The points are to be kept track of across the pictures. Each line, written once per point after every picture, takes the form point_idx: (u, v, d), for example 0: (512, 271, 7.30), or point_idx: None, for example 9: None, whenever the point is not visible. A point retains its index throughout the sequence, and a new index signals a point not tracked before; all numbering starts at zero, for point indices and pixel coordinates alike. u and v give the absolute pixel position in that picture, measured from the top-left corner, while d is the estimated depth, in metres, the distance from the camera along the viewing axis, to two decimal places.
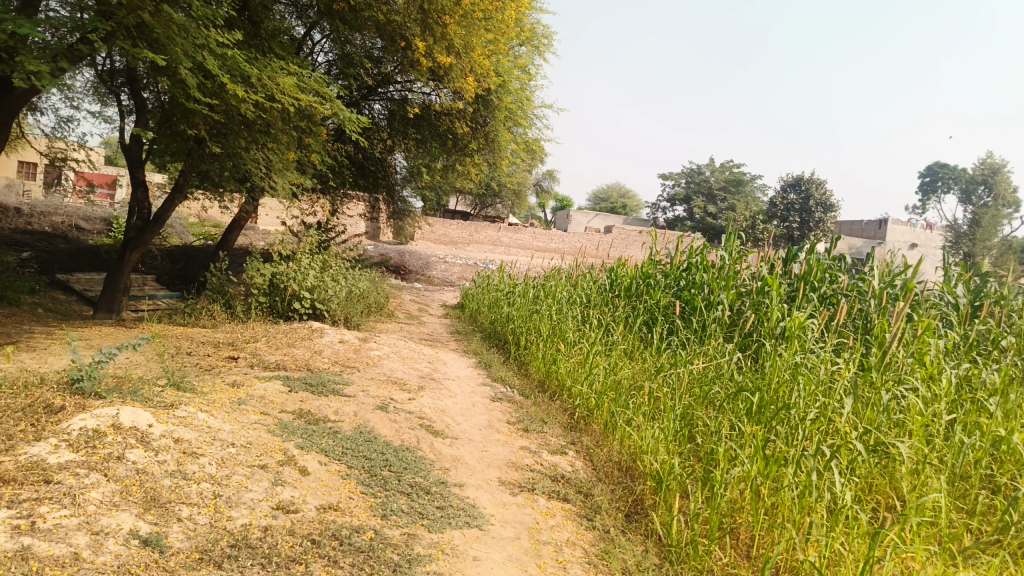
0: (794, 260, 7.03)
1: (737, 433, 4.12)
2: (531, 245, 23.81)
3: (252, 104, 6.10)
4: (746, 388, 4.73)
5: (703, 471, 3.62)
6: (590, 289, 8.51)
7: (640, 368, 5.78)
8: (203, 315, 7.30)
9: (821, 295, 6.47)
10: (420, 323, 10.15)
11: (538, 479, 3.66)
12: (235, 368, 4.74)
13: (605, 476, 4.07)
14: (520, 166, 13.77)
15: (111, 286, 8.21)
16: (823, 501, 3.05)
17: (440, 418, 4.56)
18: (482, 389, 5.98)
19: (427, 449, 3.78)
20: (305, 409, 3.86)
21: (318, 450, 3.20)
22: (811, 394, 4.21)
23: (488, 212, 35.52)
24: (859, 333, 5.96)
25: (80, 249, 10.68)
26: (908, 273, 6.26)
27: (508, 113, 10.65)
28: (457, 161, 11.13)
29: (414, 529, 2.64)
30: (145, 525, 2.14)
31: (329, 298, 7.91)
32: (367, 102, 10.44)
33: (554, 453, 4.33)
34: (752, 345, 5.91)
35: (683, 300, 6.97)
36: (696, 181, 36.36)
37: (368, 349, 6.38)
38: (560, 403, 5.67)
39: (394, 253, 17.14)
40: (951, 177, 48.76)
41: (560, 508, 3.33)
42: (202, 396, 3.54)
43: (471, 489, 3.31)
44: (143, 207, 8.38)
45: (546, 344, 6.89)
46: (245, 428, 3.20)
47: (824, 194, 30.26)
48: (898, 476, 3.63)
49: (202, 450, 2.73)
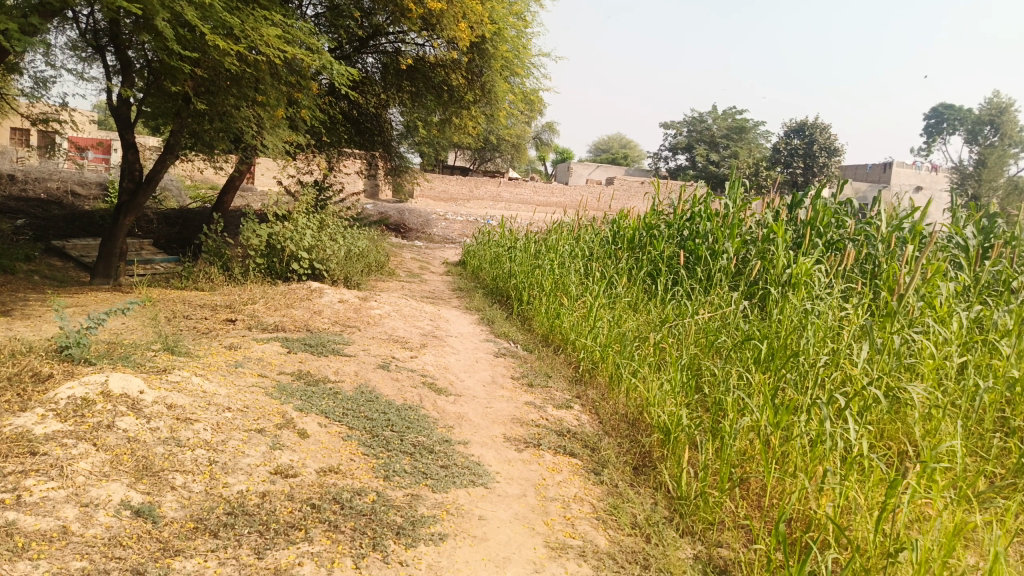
0: (800, 206, 6.87)
1: (746, 383, 4.04)
2: (531, 200, 23.53)
3: (236, 58, 5.89)
4: (753, 337, 4.64)
5: (712, 422, 3.55)
6: (593, 241, 8.37)
7: (644, 320, 5.69)
8: (201, 278, 7.20)
9: (827, 240, 6.35)
10: (421, 281, 10.05)
11: (544, 434, 3.59)
12: (232, 330, 4.67)
13: (612, 429, 4.00)
14: (519, 118, 13.47)
15: (106, 251, 8.09)
16: (836, 449, 2.98)
17: (443, 375, 4.49)
18: (485, 344, 5.91)
19: (430, 407, 3.70)
20: (304, 370, 3.79)
21: (317, 411, 3.12)
22: (821, 341, 4.12)
23: (488, 166, 35.11)
24: (867, 279, 5.84)
25: (76, 215, 10.54)
26: (916, 215, 6.12)
27: (504, 63, 10.34)
28: (454, 115, 10.85)
29: (417, 490, 2.57)
30: (136, 495, 2.07)
31: (328, 257, 7.79)
32: (361, 55, 10.17)
33: (559, 408, 4.26)
34: (758, 293, 5.81)
35: (687, 250, 6.85)
36: (697, 130, 35.77)
37: (368, 308, 6.29)
38: (565, 357, 5.60)
39: (393, 211, 16.94)
40: (957, 118, 47.90)
41: (567, 463, 3.27)
42: (197, 360, 3.46)
43: (476, 447, 3.24)
44: (135, 169, 8.22)
45: (549, 298, 6.79)
46: (241, 391, 3.13)
47: (829, 138, 29.78)
48: (910, 421, 3.55)
49: (196, 416, 2.65)
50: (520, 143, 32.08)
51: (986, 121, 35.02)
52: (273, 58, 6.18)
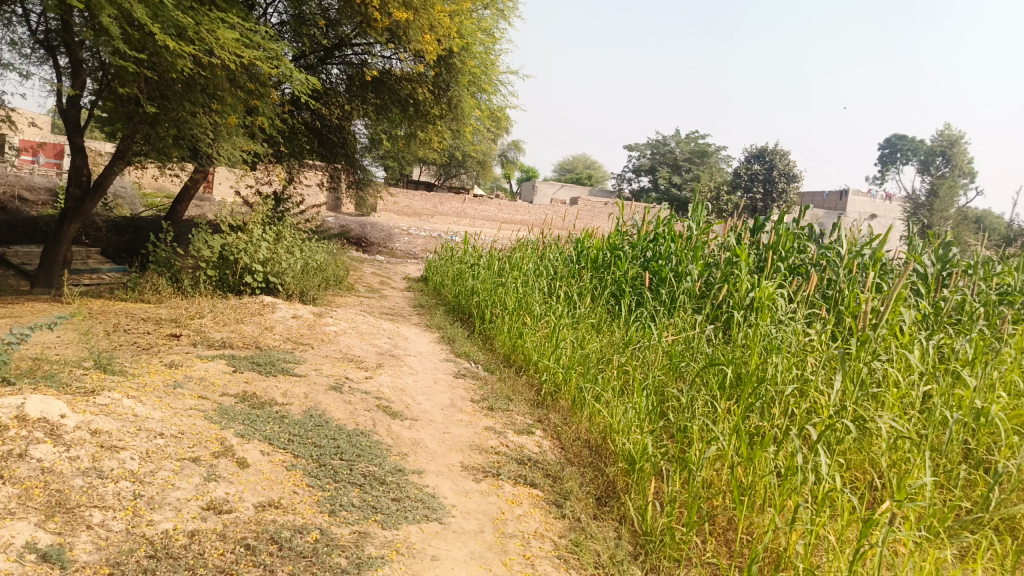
0: (762, 230, 6.87)
1: (713, 410, 3.93)
2: (496, 217, 23.42)
3: (189, 59, 5.67)
4: (719, 363, 4.56)
5: (679, 452, 3.43)
6: (556, 260, 8.27)
7: (607, 342, 5.57)
8: (148, 290, 6.86)
9: (790, 265, 6.33)
10: (381, 297, 9.80)
11: (503, 462, 3.42)
12: (175, 347, 4.40)
13: (574, 455, 3.85)
14: (485, 136, 13.37)
15: (48, 260, 7.68)
16: (807, 483, 2.86)
17: (399, 397, 4.29)
18: (445, 364, 5.72)
19: (384, 433, 3.50)
20: (249, 391, 3.55)
21: (260, 438, 2.90)
22: (788, 369, 4.04)
23: (453, 183, 34.98)
24: (830, 304, 5.82)
25: (18, 220, 10.07)
26: (876, 242, 6.13)
27: (471, 78, 10.23)
28: (419, 129, 10.70)
29: (365, 527, 2.38)
30: (45, 535, 1.83)
31: (283, 270, 7.60)
32: (324, 66, 9.97)
33: (520, 433, 4.08)
34: (723, 317, 5.74)
35: (651, 271, 6.77)
36: (661, 152, 36.19)
37: (323, 324, 6.06)
38: (527, 378, 5.44)
39: (355, 224, 16.66)
40: (910, 149, 49.45)
41: (527, 495, 3.10)
42: (132, 379, 3.20)
43: (431, 477, 3.06)
44: (82, 174, 7.85)
45: (512, 318, 6.64)
46: (178, 415, 2.88)
47: (788, 164, 30.40)
48: (878, 453, 3.46)
49: (124, 443, 2.41)
50: (486, 161, 32.04)
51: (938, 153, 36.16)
52: (229, 62, 5.96)
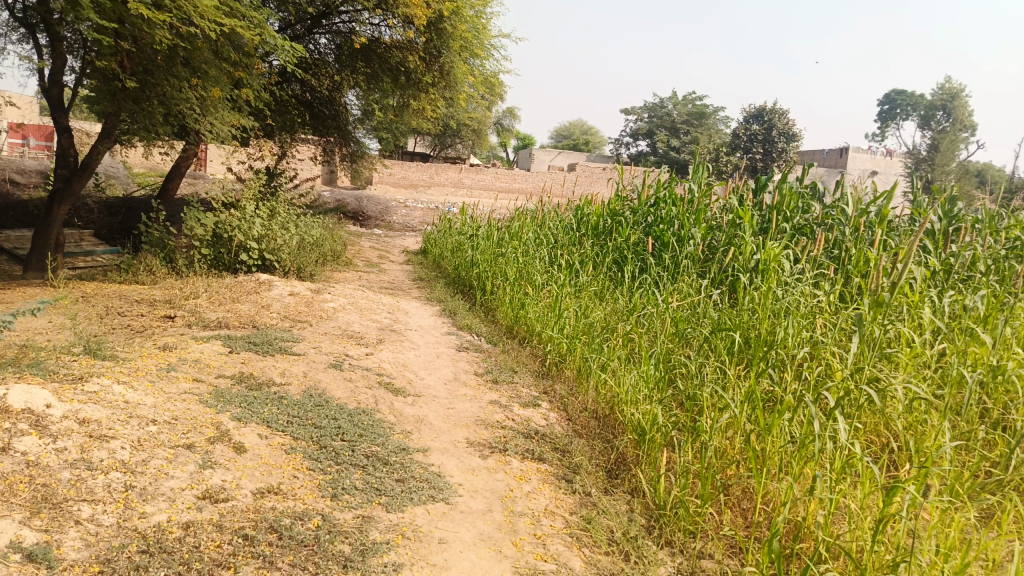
0: (764, 190, 6.72)
1: (723, 378, 3.84)
2: (494, 186, 23.16)
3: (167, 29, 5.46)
4: (726, 328, 4.46)
5: (690, 422, 3.34)
6: (556, 228, 8.12)
7: (611, 309, 5.46)
8: (142, 271, 6.74)
9: (794, 225, 6.19)
10: (380, 271, 9.67)
11: (509, 437, 3.33)
12: (170, 329, 4.29)
13: (582, 427, 3.77)
14: (479, 103, 13.12)
15: (40, 243, 7.53)
16: (825, 451, 2.77)
17: (401, 373, 4.19)
18: (446, 338, 5.61)
19: (387, 411, 3.41)
20: (246, 372, 3.45)
21: (258, 421, 2.80)
22: (799, 333, 3.93)
23: (448, 153, 34.59)
24: (836, 264, 5.70)
25: (9, 204, 9.91)
26: (882, 198, 5.99)
27: (463, 43, 9.97)
28: (412, 99, 10.47)
29: (369, 511, 2.29)
30: (30, 533, 1.73)
31: (279, 247, 7.46)
32: (312, 36, 9.73)
33: (526, 405, 3.98)
34: (728, 281, 5.63)
35: (653, 236, 6.63)
36: (658, 115, 35.75)
37: (321, 301, 5.95)
38: (530, 349, 5.34)
39: (351, 198, 16.45)
40: (910, 104, 48.82)
41: (535, 470, 3.01)
42: (124, 364, 3.10)
43: (436, 455, 2.97)
44: (70, 155, 7.67)
45: (514, 287, 6.52)
46: (171, 400, 2.78)
47: (787, 123, 29.99)
48: (894, 416, 3.37)
49: (114, 431, 2.31)
50: (481, 129, 31.65)
51: (939, 107, 35.69)
52: (211, 33, 5.76)
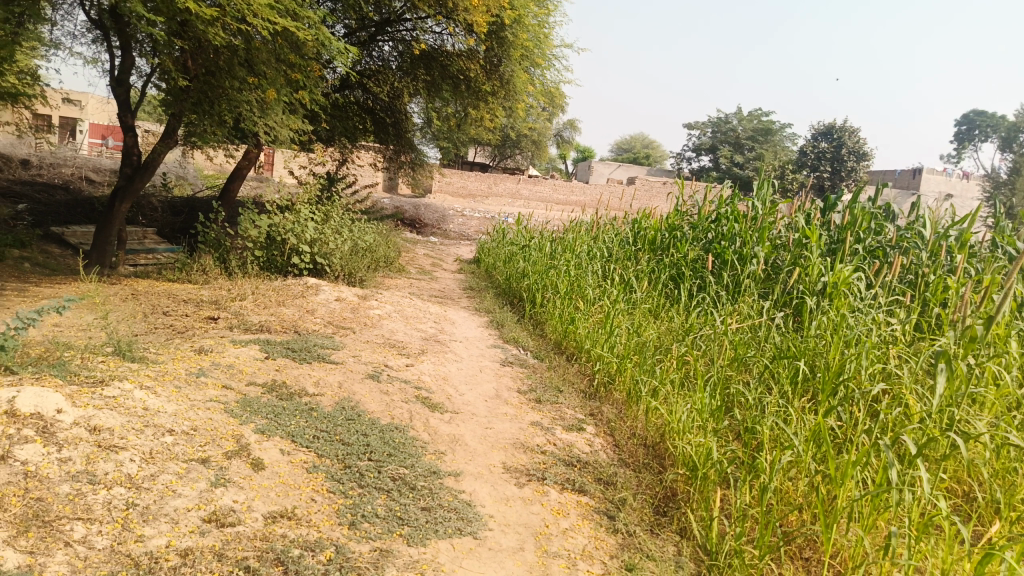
0: (835, 209, 6.31)
1: (786, 412, 3.55)
2: (551, 198, 22.92)
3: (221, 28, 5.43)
4: (791, 357, 4.15)
5: (749, 460, 3.07)
6: (612, 241, 7.85)
7: (666, 329, 5.18)
8: (195, 271, 6.76)
9: (866, 246, 5.78)
10: (431, 279, 9.58)
11: (549, 465, 3.09)
12: (211, 331, 4.21)
13: (629, 455, 3.51)
14: (539, 114, 12.97)
15: (101, 239, 7.64)
16: (905, 503, 2.46)
17: (440, 388, 4.01)
18: (492, 351, 5.41)
19: (421, 429, 3.22)
20: (278, 380, 3.32)
21: (282, 435, 2.65)
22: (872, 364, 3.61)
23: (508, 163, 34.51)
24: (915, 290, 5.27)
25: (78, 201, 10.19)
26: (964, 221, 5.54)
27: (524, 52, 9.80)
28: (471, 107, 10.36)
29: (388, 543, 2.09)
30: (13, 554, 1.59)
31: (330, 251, 7.41)
32: (376, 42, 9.77)
33: (570, 428, 3.74)
34: (793, 304, 5.27)
35: (713, 253, 6.31)
36: (723, 130, 34.98)
37: (367, 307, 5.83)
38: (578, 367, 5.10)
39: (408, 205, 16.43)
40: (991, 125, 46.55)
41: (576, 504, 2.76)
42: (152, 368, 3.00)
43: (468, 481, 2.75)
44: (133, 154, 7.79)
45: (564, 301, 6.29)
46: (194, 408, 2.65)
47: (858, 141, 28.87)
48: (980, 465, 3.01)
49: (126, 442, 2.18)
50: (541, 140, 31.54)
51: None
52: (266, 33, 5.73)
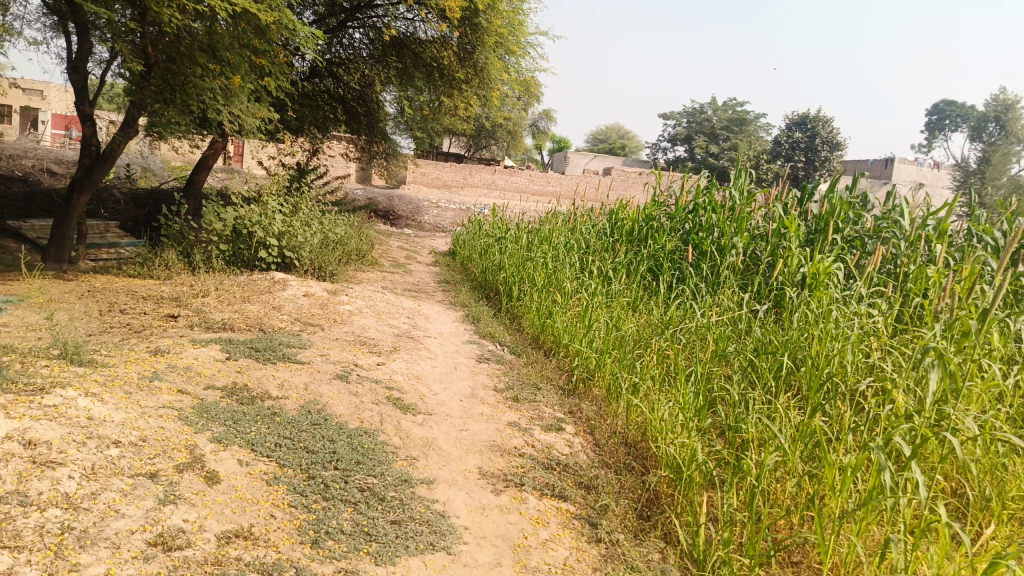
0: (811, 198, 6.23)
1: (771, 409, 3.46)
2: (527, 189, 22.74)
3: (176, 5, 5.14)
4: (773, 352, 4.06)
5: (735, 460, 2.96)
6: (589, 232, 7.71)
7: (645, 322, 5.05)
8: (158, 266, 6.51)
9: (844, 236, 5.69)
10: (405, 272, 9.38)
11: (527, 469, 2.95)
12: (170, 330, 3.99)
13: (610, 454, 3.38)
14: (514, 103, 12.79)
15: (59, 233, 7.31)
16: (899, 506, 2.37)
17: (413, 387, 3.84)
18: (467, 347, 5.26)
19: (391, 433, 3.06)
20: (239, 384, 3.12)
21: (241, 444, 2.46)
22: (857, 359, 3.52)
23: (483, 154, 34.21)
24: (894, 281, 5.21)
25: (37, 194, 9.81)
26: (941, 210, 5.48)
27: (498, 40, 9.58)
28: (445, 96, 10.15)
29: (354, 563, 1.93)
30: None
31: (299, 245, 7.19)
32: (346, 29, 9.52)
33: (548, 428, 3.60)
34: (772, 295, 5.19)
35: (691, 244, 6.21)
36: (697, 121, 35.03)
37: (337, 303, 5.64)
38: (556, 362, 4.96)
39: (382, 196, 16.13)
40: (959, 115, 47.28)
41: (556, 511, 2.62)
42: (100, 372, 2.79)
43: (442, 489, 2.60)
44: (91, 144, 7.43)
45: (541, 295, 6.15)
46: (144, 416, 2.45)
47: (831, 131, 29.08)
48: (969, 462, 2.93)
49: (65, 456, 1.99)
50: (516, 130, 31.38)
51: (991, 118, 34.36)
52: (224, 13, 5.45)
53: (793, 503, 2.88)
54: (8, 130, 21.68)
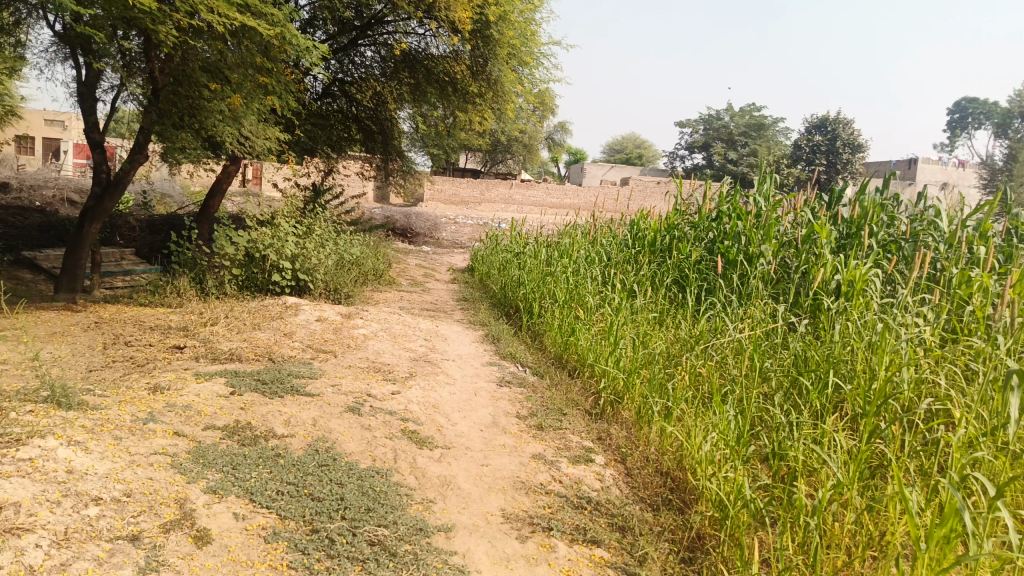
0: (840, 201, 5.92)
1: (820, 434, 3.17)
2: (545, 202, 22.49)
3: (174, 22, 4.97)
4: (816, 370, 3.76)
5: (787, 496, 2.70)
6: (610, 244, 7.44)
7: (674, 338, 4.76)
8: (169, 293, 6.35)
9: (879, 240, 5.34)
10: (423, 290, 9.17)
11: (556, 509, 2.68)
12: (174, 363, 3.79)
13: (644, 487, 3.11)
14: (529, 115, 12.56)
15: (71, 263, 7.17)
16: (981, 553, 2.09)
17: (429, 417, 3.60)
18: (486, 369, 5.00)
19: (406, 472, 2.81)
20: (242, 422, 2.89)
21: (238, 494, 2.23)
22: (913, 376, 3.22)
23: (499, 169, 34.12)
24: (937, 287, 4.87)
25: (52, 223, 9.74)
26: (982, 209, 5.13)
27: (511, 52, 9.38)
28: (459, 111, 9.97)
29: None
30: None
31: (313, 267, 6.99)
32: (357, 48, 9.41)
33: (576, 459, 3.32)
34: (807, 307, 4.88)
35: (717, 254, 5.93)
36: (714, 128, 34.66)
37: (351, 327, 5.42)
38: (582, 383, 4.68)
39: (399, 215, 15.98)
40: (982, 113, 46.50)
41: (588, 561, 2.35)
42: (90, 416, 2.57)
43: (462, 537, 2.34)
44: (102, 171, 7.29)
45: (563, 311, 5.89)
46: (131, 466, 2.22)
47: (853, 133, 28.60)
48: None
49: (34, 521, 1.77)
50: (532, 144, 31.21)
51: (1017, 114, 33.57)
52: (222, 30, 5.26)
53: (853, 542, 2.61)
54: (30, 161, 21.99)
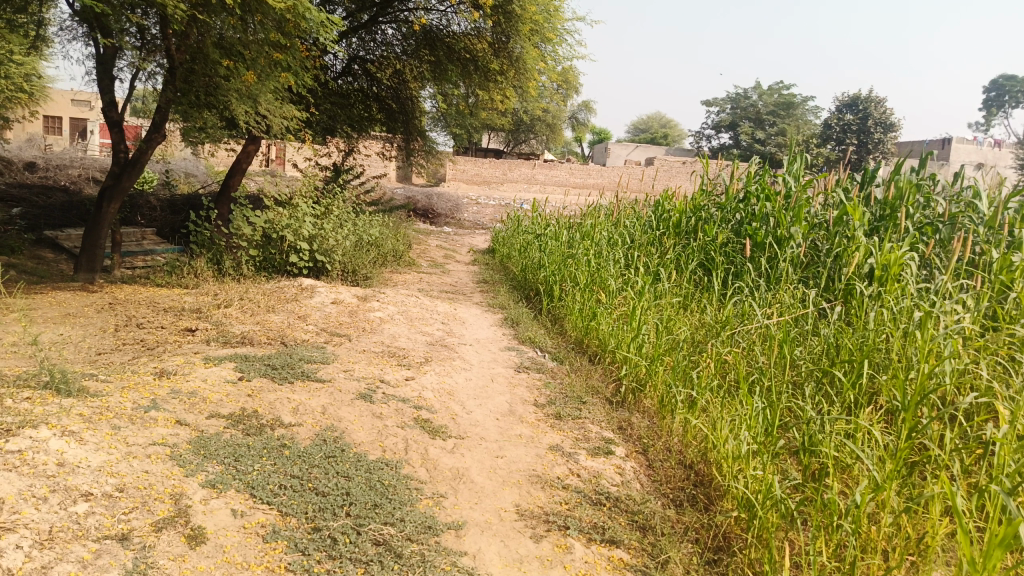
0: (874, 182, 5.65)
1: (854, 429, 2.99)
2: (568, 182, 22.19)
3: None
4: (849, 360, 3.56)
5: (819, 495, 2.53)
6: (633, 225, 7.24)
7: (698, 324, 4.58)
8: (187, 274, 6.30)
9: (915, 222, 5.08)
10: (443, 272, 9.05)
11: (573, 506, 2.55)
12: (185, 347, 3.70)
13: (668, 481, 2.96)
14: (553, 94, 12.30)
15: (90, 243, 7.15)
16: None
17: (443, 405, 3.48)
18: (504, 354, 4.88)
19: (417, 463, 2.69)
20: (248, 410, 2.79)
21: (238, 488, 2.12)
22: (955, 368, 3.02)
23: (522, 148, 33.81)
24: (976, 272, 4.61)
25: (73, 203, 9.75)
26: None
27: (534, 28, 9.14)
28: (480, 89, 9.76)
29: None
30: None
31: (331, 248, 6.86)
32: (379, 25, 9.23)
33: (596, 451, 3.18)
34: (839, 292, 4.65)
35: (744, 236, 5.71)
36: (742, 107, 33.97)
37: (368, 309, 5.32)
38: (603, 369, 4.53)
39: (420, 195, 15.83)
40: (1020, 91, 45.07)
41: (607, 563, 2.21)
42: (90, 403, 2.48)
43: (473, 536, 2.22)
44: (119, 151, 7.23)
45: (583, 294, 5.73)
46: (126, 459, 2.12)
47: (885, 112, 27.81)
48: None
49: (17, 519, 1.68)
50: (556, 123, 30.84)
51: None
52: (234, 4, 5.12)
53: (891, 547, 2.45)
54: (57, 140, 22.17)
